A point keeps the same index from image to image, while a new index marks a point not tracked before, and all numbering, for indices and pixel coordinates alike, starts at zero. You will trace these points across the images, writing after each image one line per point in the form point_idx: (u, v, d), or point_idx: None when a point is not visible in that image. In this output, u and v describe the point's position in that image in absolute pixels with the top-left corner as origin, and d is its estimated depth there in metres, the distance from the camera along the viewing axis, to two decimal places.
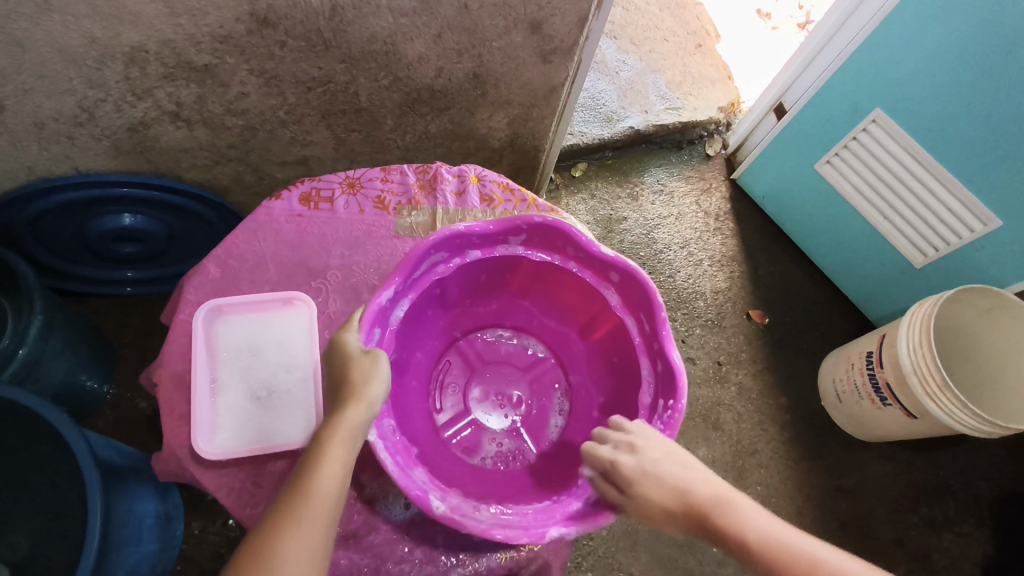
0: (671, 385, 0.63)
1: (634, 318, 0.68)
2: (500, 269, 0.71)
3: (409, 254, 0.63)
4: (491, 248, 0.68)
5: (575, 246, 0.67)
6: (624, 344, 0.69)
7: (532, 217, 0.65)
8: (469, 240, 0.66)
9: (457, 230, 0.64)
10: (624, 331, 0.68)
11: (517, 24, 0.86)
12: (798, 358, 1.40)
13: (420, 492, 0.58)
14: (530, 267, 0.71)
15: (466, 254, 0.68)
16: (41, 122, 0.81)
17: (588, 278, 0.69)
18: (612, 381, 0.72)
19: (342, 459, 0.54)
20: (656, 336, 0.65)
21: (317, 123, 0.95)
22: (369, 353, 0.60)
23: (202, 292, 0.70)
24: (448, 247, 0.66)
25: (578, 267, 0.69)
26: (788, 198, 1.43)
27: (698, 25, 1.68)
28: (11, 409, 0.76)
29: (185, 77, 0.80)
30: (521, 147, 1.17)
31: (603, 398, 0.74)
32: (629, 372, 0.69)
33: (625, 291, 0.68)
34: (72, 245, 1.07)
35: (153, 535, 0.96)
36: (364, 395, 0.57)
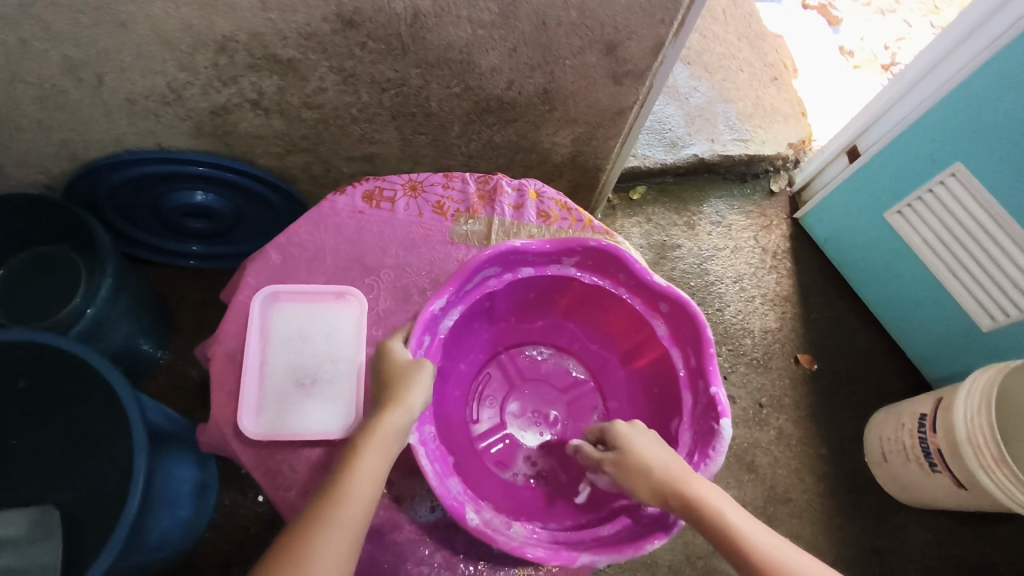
0: (715, 413, 0.60)
1: (680, 350, 0.65)
2: (549, 288, 0.70)
3: (462, 267, 0.64)
4: (544, 267, 0.67)
5: (627, 272, 0.65)
6: (668, 377, 0.66)
7: (587, 240, 0.64)
8: (522, 257, 0.66)
9: (513, 247, 0.64)
10: (668, 363, 0.65)
11: (591, 44, 0.86)
12: (844, 409, 1.35)
13: (455, 502, 0.58)
14: (579, 289, 0.70)
15: (518, 271, 0.67)
16: (133, 98, 0.86)
17: (637, 307, 0.67)
18: (651, 412, 0.69)
19: (377, 464, 0.55)
20: (702, 371, 0.62)
21: (387, 123, 0.98)
22: (415, 363, 0.62)
23: (262, 277, 0.73)
24: (500, 262, 0.66)
25: (628, 295, 0.67)
26: (852, 244, 1.38)
27: (776, 58, 1.65)
28: (75, 366, 0.81)
29: (269, 68, 0.83)
30: (583, 165, 1.17)
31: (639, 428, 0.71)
32: (670, 404, 0.66)
33: (673, 322, 0.65)
34: (145, 215, 1.12)
35: (189, 500, 1.00)
36: (403, 401, 0.59)
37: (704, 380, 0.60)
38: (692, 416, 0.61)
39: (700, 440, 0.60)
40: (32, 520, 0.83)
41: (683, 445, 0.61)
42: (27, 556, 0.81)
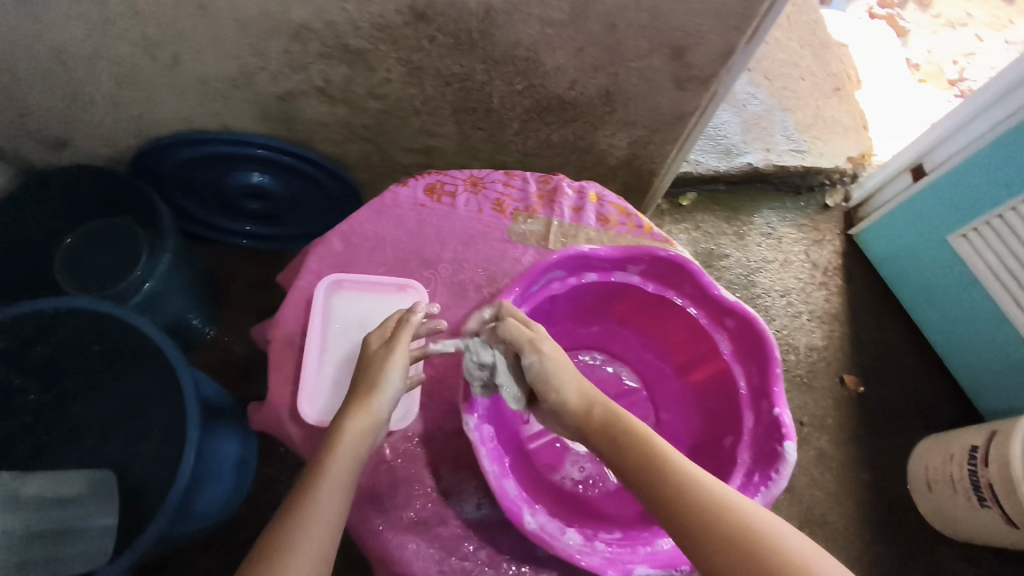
0: (780, 434, 0.57)
1: (743, 367, 0.63)
2: (609, 296, 0.69)
3: (530, 268, 0.65)
4: (607, 274, 0.67)
5: (693, 284, 0.64)
6: (728, 394, 0.64)
7: (655, 249, 0.63)
8: (588, 262, 0.65)
9: (581, 252, 0.64)
10: (729, 380, 0.63)
11: (660, 48, 0.85)
12: (889, 433, 1.31)
13: (513, 504, 0.59)
14: (640, 298, 0.68)
15: (582, 276, 0.67)
16: (204, 80, 0.87)
17: (700, 319, 0.65)
18: (705, 428, 0.67)
19: (350, 458, 0.59)
20: (766, 391, 0.60)
21: (447, 116, 0.98)
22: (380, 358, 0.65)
23: (323, 263, 0.74)
24: (566, 266, 0.66)
25: (692, 307, 0.65)
26: (909, 266, 1.34)
27: (840, 68, 1.60)
28: (136, 338, 0.84)
29: (338, 57, 0.84)
30: (638, 168, 1.16)
31: (693, 440, 0.68)
32: (730, 422, 0.64)
33: (738, 338, 0.63)
34: (204, 192, 1.14)
35: (231, 474, 1.02)
36: (370, 404, 0.63)
37: (769, 399, 0.58)
38: (752, 435, 0.60)
39: (762, 462, 0.58)
40: (92, 482, 0.84)
41: (743, 465, 0.59)
42: (84, 517, 0.83)
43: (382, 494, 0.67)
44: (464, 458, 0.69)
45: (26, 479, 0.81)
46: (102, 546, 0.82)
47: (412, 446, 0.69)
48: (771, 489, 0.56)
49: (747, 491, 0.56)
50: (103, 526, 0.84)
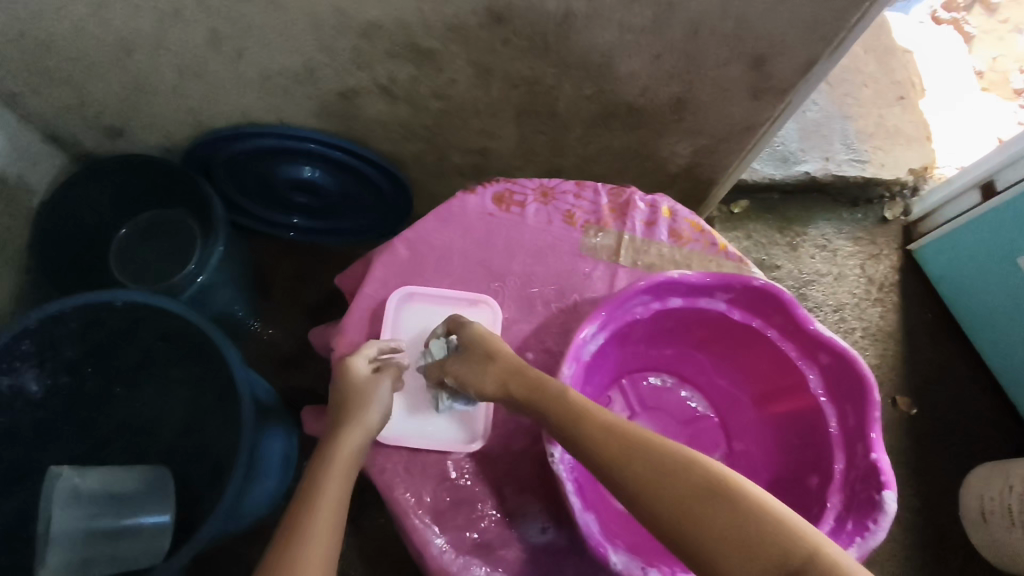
0: (878, 481, 0.55)
1: (835, 406, 0.61)
2: (692, 322, 0.67)
3: (617, 292, 0.62)
4: (692, 299, 0.65)
5: (786, 316, 0.62)
6: (817, 431, 0.62)
7: (750, 278, 0.61)
8: (675, 287, 0.63)
9: (670, 278, 0.62)
10: (818, 417, 0.62)
11: (740, 57, 0.81)
12: (942, 458, 1.27)
13: (598, 541, 0.58)
14: (725, 327, 0.66)
15: (666, 300, 0.64)
16: (268, 75, 0.86)
17: (790, 352, 0.63)
18: (786, 464, 0.65)
19: (343, 472, 0.58)
20: (862, 433, 0.58)
21: (509, 118, 0.95)
22: (369, 379, 0.66)
23: (388, 271, 0.72)
24: (653, 291, 0.63)
25: (782, 341, 0.64)
26: (971, 286, 1.29)
27: (904, 75, 1.54)
28: (191, 333, 0.82)
29: (406, 56, 0.82)
30: (697, 176, 1.12)
31: (770, 475, 0.67)
32: (817, 459, 0.62)
33: (831, 375, 0.61)
34: (253, 185, 1.13)
35: (276, 471, 1.00)
36: (361, 419, 0.62)
37: (868, 441, 0.56)
38: (844, 479, 0.58)
39: (856, 509, 0.56)
40: (149, 481, 0.85)
41: (834, 508, 0.57)
42: (141, 515, 0.83)
43: (445, 512, 0.65)
44: (528, 479, 0.68)
45: (82, 474, 0.81)
46: (157, 545, 0.82)
47: (476, 464, 0.68)
48: (868, 540, 0.54)
49: (840, 540, 0.54)
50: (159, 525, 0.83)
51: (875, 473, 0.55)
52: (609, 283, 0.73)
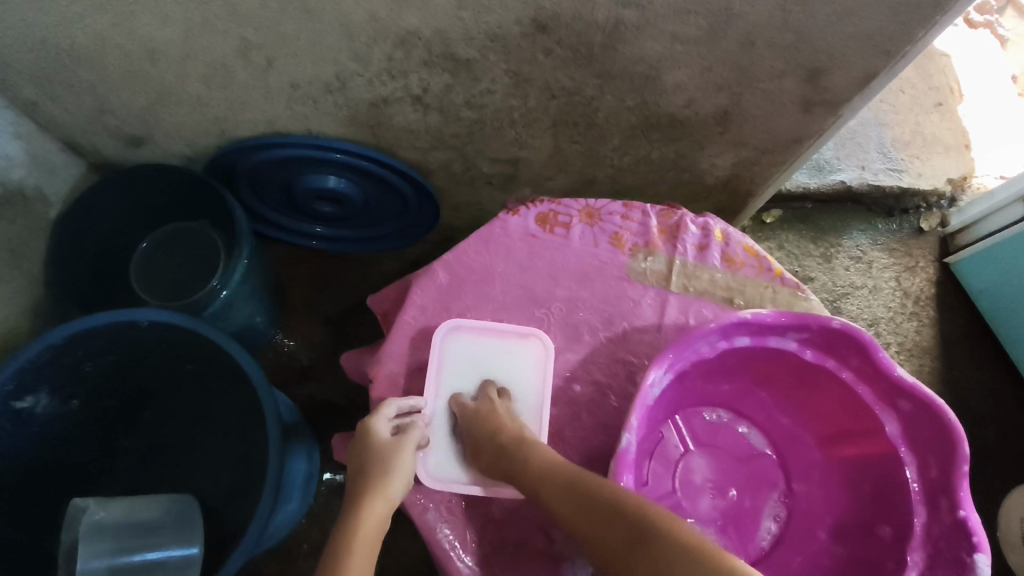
0: (966, 540, 0.54)
1: (914, 454, 0.59)
2: (759, 361, 0.64)
3: (686, 333, 0.59)
4: (761, 338, 0.62)
5: (864, 359, 0.60)
6: (892, 479, 0.60)
7: (829, 320, 0.59)
8: (747, 327, 0.61)
9: (744, 318, 0.59)
10: (896, 464, 0.60)
11: (795, 70, 0.77)
12: (981, 480, 1.23)
13: None
14: (793, 365, 0.64)
15: (734, 339, 0.61)
16: (297, 83, 0.82)
17: (865, 396, 0.61)
18: (857, 509, 0.63)
19: (366, 551, 0.56)
20: (946, 487, 0.56)
21: (544, 129, 0.91)
22: (392, 442, 0.62)
23: (427, 296, 0.68)
24: (723, 331, 0.60)
25: (856, 384, 0.61)
26: (1013, 303, 1.25)
27: (942, 81, 1.49)
28: (216, 353, 0.79)
29: (442, 66, 0.78)
30: (735, 189, 1.08)
31: (837, 520, 0.65)
32: (892, 508, 0.60)
33: (910, 421, 0.59)
34: (276, 193, 1.09)
35: (300, 492, 0.97)
36: (385, 489, 0.59)
37: (956, 498, 0.54)
38: (928, 534, 0.56)
39: (942, 568, 0.54)
40: (172, 508, 0.80)
41: (916, 565, 0.56)
42: (166, 543, 0.77)
43: (489, 556, 0.61)
44: None
45: (105, 506, 0.77)
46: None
47: (521, 503, 0.64)
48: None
49: None
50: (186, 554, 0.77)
51: (964, 532, 0.54)
52: (659, 310, 0.69)
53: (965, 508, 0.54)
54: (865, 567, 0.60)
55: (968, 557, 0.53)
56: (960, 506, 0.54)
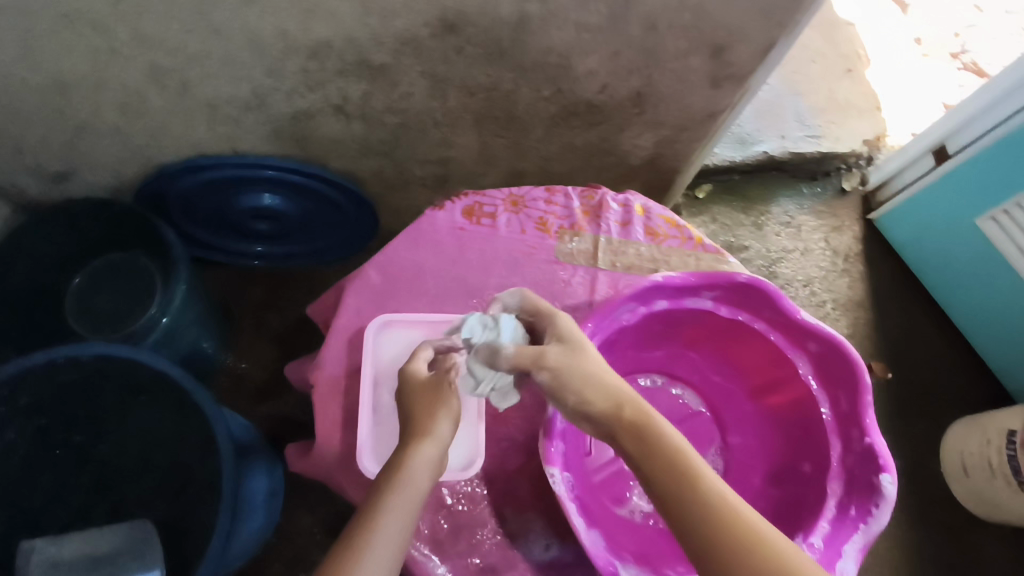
0: (877, 464, 0.57)
1: (828, 393, 0.62)
2: (679, 321, 0.67)
3: (606, 302, 0.62)
4: (677, 299, 0.64)
5: (774, 309, 0.63)
6: (810, 418, 0.63)
7: (734, 274, 0.62)
8: (660, 291, 0.64)
9: (654, 283, 0.62)
10: (812, 403, 0.63)
11: (698, 47, 0.81)
12: (920, 417, 1.30)
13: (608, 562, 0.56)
14: (711, 322, 0.67)
15: (652, 303, 0.64)
16: (215, 104, 0.82)
17: (779, 343, 0.64)
18: (785, 452, 0.66)
19: (410, 493, 0.54)
20: (856, 417, 0.59)
21: (469, 127, 0.94)
22: (438, 378, 0.61)
23: (362, 297, 0.70)
24: (640, 297, 0.63)
25: (770, 331, 0.65)
26: (933, 250, 1.32)
27: (849, 48, 1.57)
28: (160, 381, 0.79)
29: (358, 73, 0.79)
30: (661, 167, 1.12)
31: (768, 466, 0.68)
32: (811, 446, 0.63)
33: (821, 361, 0.63)
34: (210, 217, 1.08)
35: (261, 510, 0.96)
36: (433, 431, 0.58)
37: (864, 427, 0.57)
38: (844, 466, 0.59)
39: (857, 494, 0.57)
40: (126, 532, 0.80)
41: (835, 494, 0.58)
42: (124, 566, 0.77)
43: (444, 542, 0.63)
44: (525, 496, 0.66)
45: (59, 542, 0.79)
46: None
47: (472, 488, 0.66)
48: (871, 524, 0.55)
49: (846, 529, 0.56)
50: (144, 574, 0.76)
51: (874, 457, 0.57)
52: (589, 288, 0.72)
53: (872, 434, 0.58)
54: (789, 504, 0.63)
55: (878, 480, 0.56)
56: (868, 433, 0.58)
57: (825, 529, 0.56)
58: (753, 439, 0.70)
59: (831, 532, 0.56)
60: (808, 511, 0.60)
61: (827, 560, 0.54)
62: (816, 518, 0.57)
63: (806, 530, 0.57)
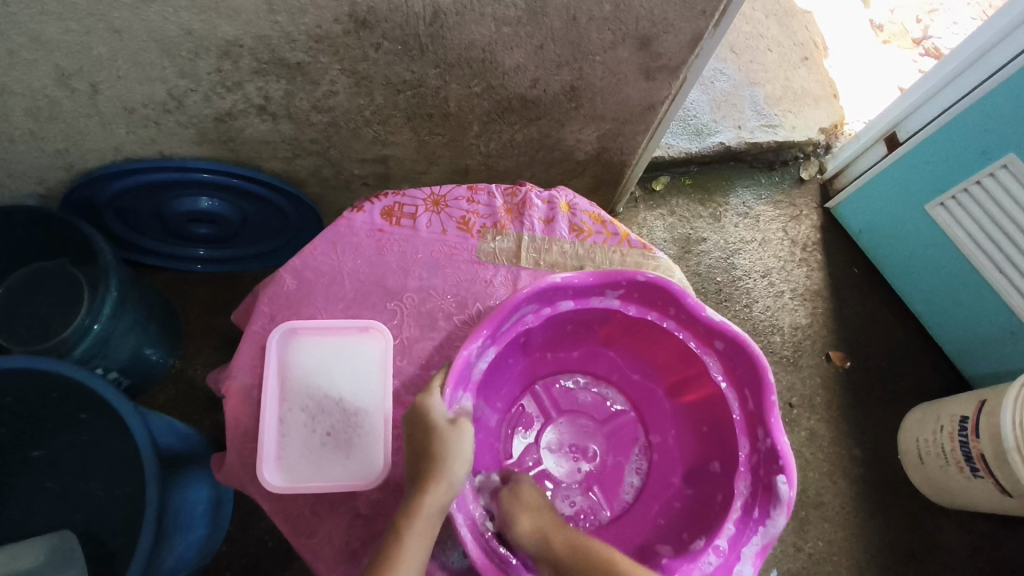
0: (778, 464, 0.63)
1: (736, 392, 0.68)
2: (593, 318, 0.73)
3: (503, 304, 0.66)
4: (585, 299, 0.70)
5: (679, 307, 0.69)
6: (722, 418, 0.69)
7: (634, 274, 0.67)
8: (563, 291, 0.68)
9: (554, 282, 0.67)
10: (722, 401, 0.69)
11: (625, 39, 0.78)
12: (878, 405, 1.30)
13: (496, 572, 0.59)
14: (623, 320, 0.73)
15: (558, 304, 0.70)
16: (130, 106, 0.80)
17: (691, 343, 0.70)
18: (701, 451, 0.73)
19: (421, 544, 0.57)
20: (761, 418, 0.66)
21: (402, 124, 0.91)
22: (455, 425, 0.61)
23: (275, 304, 0.71)
24: (540, 298, 0.68)
25: (680, 331, 0.70)
26: (887, 237, 1.32)
27: (806, 36, 1.56)
28: (81, 393, 0.76)
29: (276, 73, 0.77)
30: (608, 160, 1.11)
31: (687, 465, 0.75)
32: (723, 447, 0.69)
33: (727, 360, 0.69)
34: (149, 222, 1.07)
35: (204, 520, 0.93)
36: (444, 476, 0.59)
37: (768, 427, 0.64)
38: (750, 466, 0.65)
39: (760, 496, 0.64)
40: (51, 549, 0.78)
41: (741, 495, 0.65)
42: None
43: (358, 552, 0.63)
44: None
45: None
46: None
47: (386, 495, 0.65)
48: (770, 526, 0.62)
49: (748, 530, 0.63)
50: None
51: (775, 457, 0.64)
52: (511, 286, 0.73)
53: (774, 434, 0.64)
54: (702, 503, 0.70)
55: (775, 481, 0.63)
56: (770, 433, 0.64)
57: (730, 532, 0.63)
58: (672, 437, 0.77)
59: (735, 534, 0.63)
60: (718, 511, 0.66)
61: (727, 563, 0.62)
62: (723, 521, 0.64)
63: (714, 532, 0.64)
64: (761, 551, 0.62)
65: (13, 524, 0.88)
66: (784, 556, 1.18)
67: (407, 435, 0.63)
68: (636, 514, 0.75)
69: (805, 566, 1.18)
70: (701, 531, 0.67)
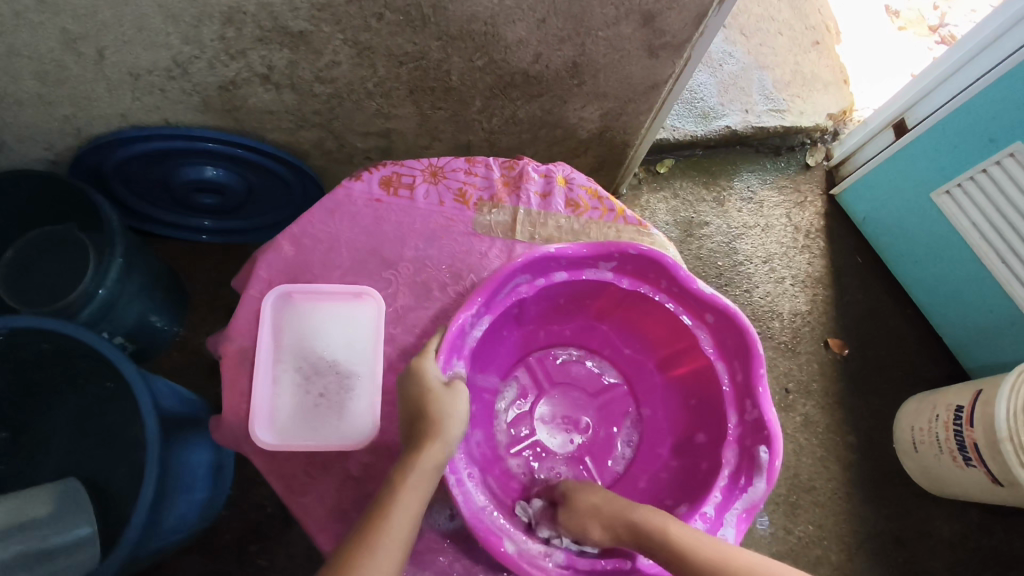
0: (763, 435, 0.65)
1: (726, 363, 0.69)
2: (585, 290, 0.74)
3: (494, 274, 0.67)
4: (578, 271, 0.71)
5: (670, 280, 0.69)
6: (711, 390, 0.70)
7: (625, 246, 0.68)
8: (555, 262, 0.69)
9: (548, 252, 0.67)
10: (712, 372, 0.70)
11: (628, 15, 0.78)
12: (875, 394, 1.30)
13: (489, 534, 0.60)
14: (616, 293, 0.74)
15: (551, 275, 0.71)
16: (137, 73, 0.80)
17: (682, 315, 0.71)
18: (689, 422, 0.74)
19: (418, 495, 0.58)
20: (749, 389, 0.67)
21: (404, 98, 0.92)
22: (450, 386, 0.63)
23: (273, 269, 0.72)
24: (531, 269, 0.69)
25: (671, 304, 0.71)
26: (890, 224, 1.32)
27: (818, 20, 1.54)
28: (86, 352, 0.78)
29: (280, 41, 0.77)
30: (611, 140, 1.10)
31: (676, 438, 0.76)
32: (711, 418, 0.71)
33: (717, 332, 0.69)
34: (155, 190, 1.08)
35: (205, 482, 0.96)
36: (440, 434, 0.61)
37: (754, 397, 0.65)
38: (738, 435, 0.66)
39: (745, 464, 0.65)
40: (58, 495, 0.79)
41: (728, 464, 0.66)
42: (56, 533, 0.77)
43: (348, 511, 0.65)
44: None
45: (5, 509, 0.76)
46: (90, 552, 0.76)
47: (377, 458, 0.67)
48: (753, 494, 0.64)
49: (731, 496, 0.64)
50: (82, 535, 0.78)
51: (762, 428, 0.65)
52: (505, 259, 0.74)
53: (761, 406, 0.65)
54: (687, 473, 0.71)
55: (757, 451, 0.65)
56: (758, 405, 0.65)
57: (716, 499, 0.65)
58: (662, 410, 0.79)
59: (720, 501, 0.65)
60: (704, 479, 0.68)
61: (711, 529, 0.64)
62: (710, 488, 0.65)
63: (700, 500, 0.65)
64: (745, 518, 0.64)
65: (22, 479, 0.90)
66: (773, 535, 1.20)
67: (400, 397, 0.65)
68: (625, 484, 0.77)
69: (794, 547, 1.19)
70: (686, 500, 0.68)
